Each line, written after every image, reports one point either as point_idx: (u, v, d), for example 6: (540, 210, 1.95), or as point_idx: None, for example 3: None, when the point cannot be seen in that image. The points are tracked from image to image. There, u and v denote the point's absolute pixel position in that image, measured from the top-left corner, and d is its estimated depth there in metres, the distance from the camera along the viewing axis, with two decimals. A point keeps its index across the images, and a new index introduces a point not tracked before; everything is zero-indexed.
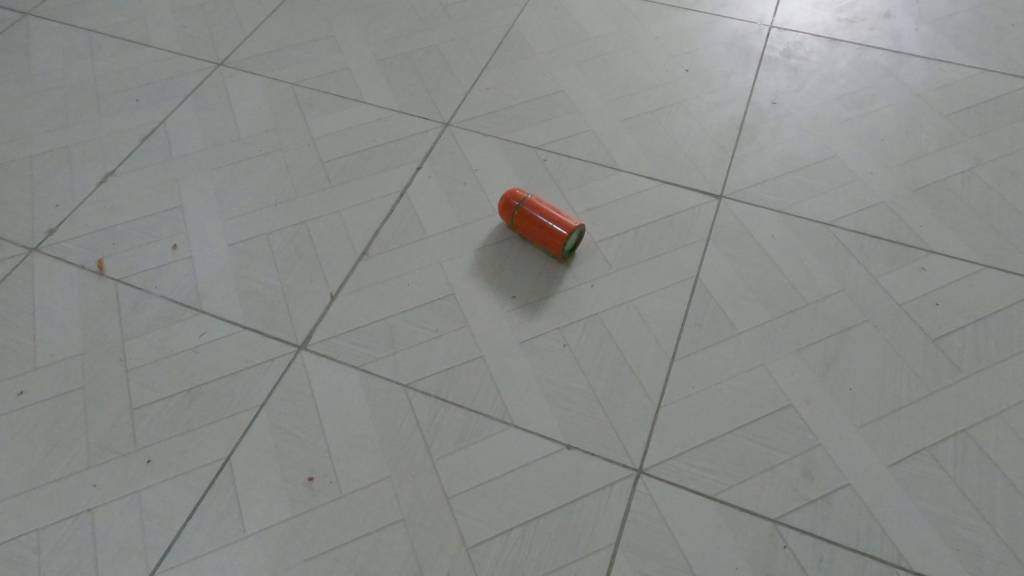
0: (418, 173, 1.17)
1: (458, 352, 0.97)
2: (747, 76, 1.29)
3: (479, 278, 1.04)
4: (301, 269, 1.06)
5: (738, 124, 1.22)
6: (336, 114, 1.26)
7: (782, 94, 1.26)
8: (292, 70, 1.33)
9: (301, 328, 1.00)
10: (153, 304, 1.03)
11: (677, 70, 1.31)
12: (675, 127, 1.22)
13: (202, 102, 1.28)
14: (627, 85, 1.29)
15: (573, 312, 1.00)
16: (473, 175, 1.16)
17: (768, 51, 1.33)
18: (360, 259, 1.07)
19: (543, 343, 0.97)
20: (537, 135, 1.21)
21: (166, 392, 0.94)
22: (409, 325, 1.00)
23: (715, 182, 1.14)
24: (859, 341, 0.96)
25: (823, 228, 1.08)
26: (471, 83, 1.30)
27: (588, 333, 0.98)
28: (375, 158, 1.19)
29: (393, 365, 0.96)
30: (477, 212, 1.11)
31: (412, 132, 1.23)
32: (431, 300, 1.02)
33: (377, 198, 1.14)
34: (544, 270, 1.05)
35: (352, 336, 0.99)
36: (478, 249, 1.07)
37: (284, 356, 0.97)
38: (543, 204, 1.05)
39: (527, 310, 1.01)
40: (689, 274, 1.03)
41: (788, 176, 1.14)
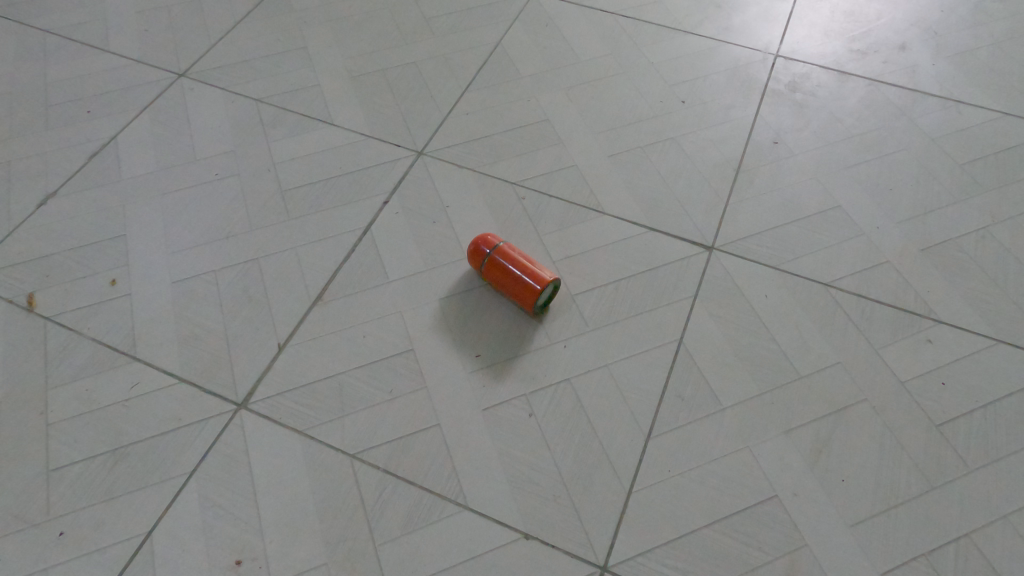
0: (385, 207, 1.08)
1: (413, 419, 0.88)
2: (748, 110, 1.19)
3: (443, 332, 0.95)
4: (249, 313, 0.97)
5: (736, 165, 1.12)
6: (302, 137, 1.16)
7: (785, 132, 1.16)
8: (258, 85, 1.24)
9: (243, 384, 0.91)
10: (83, 348, 0.94)
11: (673, 101, 1.21)
12: (666, 166, 1.12)
13: (158, 117, 1.19)
14: (618, 116, 1.19)
15: (542, 376, 0.91)
16: (444, 212, 1.07)
17: (773, 83, 1.23)
18: (314, 304, 0.98)
19: (507, 412, 0.88)
20: (517, 169, 1.12)
21: (87, 452, 0.85)
22: (362, 384, 0.91)
23: (707, 230, 1.05)
24: (854, 424, 0.87)
25: (821, 289, 0.98)
26: (449, 107, 1.21)
27: (558, 402, 0.89)
28: (340, 188, 1.10)
29: (341, 431, 0.87)
30: (445, 256, 1.02)
31: (382, 160, 1.13)
32: (388, 356, 0.93)
33: (338, 235, 1.05)
34: (514, 326, 0.95)
35: (298, 395, 0.90)
36: (444, 298, 0.98)
37: (221, 416, 0.88)
38: (517, 253, 0.96)
39: (492, 371, 0.92)
40: (672, 336, 0.94)
41: (787, 227, 1.05)
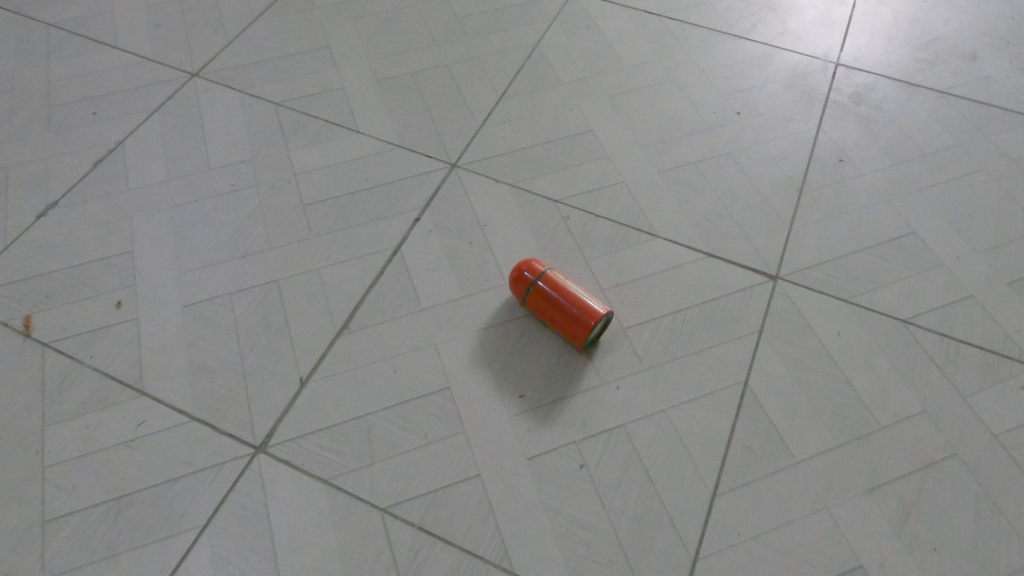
0: (417, 225, 0.98)
1: (450, 469, 0.79)
2: (809, 123, 1.10)
3: (482, 368, 0.86)
4: (267, 342, 0.88)
5: (799, 184, 1.03)
6: (325, 145, 1.07)
7: (850, 148, 1.07)
8: (278, 87, 1.15)
9: (261, 424, 0.82)
10: (84, 380, 0.85)
11: (727, 112, 1.12)
12: (722, 184, 1.03)
13: (169, 121, 1.10)
14: (668, 128, 1.10)
15: (593, 421, 0.82)
16: (480, 232, 0.98)
17: (835, 94, 1.14)
18: (340, 333, 0.89)
19: (556, 461, 0.79)
20: (559, 185, 1.03)
21: (88, 499, 0.77)
22: (393, 426, 0.82)
23: (770, 256, 0.96)
24: (944, 483, 0.78)
25: (899, 327, 0.89)
26: (485, 114, 1.12)
27: (612, 451, 0.80)
28: (367, 203, 1.01)
29: (370, 481, 0.78)
30: (482, 282, 0.93)
31: (413, 172, 1.04)
32: (422, 394, 0.84)
33: (366, 255, 0.96)
34: (561, 362, 0.86)
35: (323, 438, 0.81)
36: (483, 329, 0.89)
37: (237, 461, 0.79)
38: (566, 282, 0.86)
39: (538, 414, 0.82)
40: (737, 377, 0.85)
41: (858, 255, 0.96)
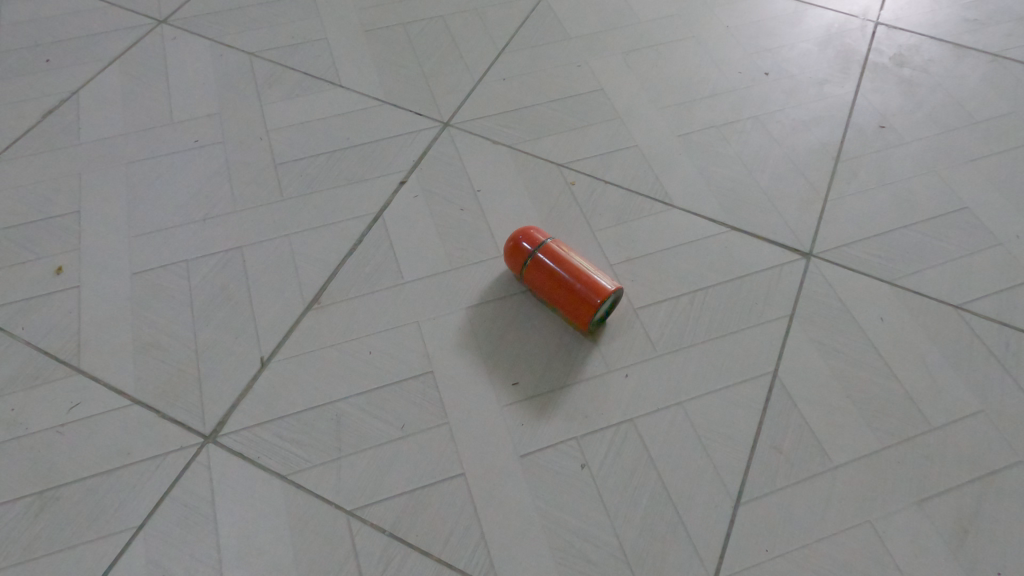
0: (402, 189, 0.87)
1: (430, 466, 0.68)
2: (845, 86, 0.98)
3: (471, 351, 0.75)
4: (226, 317, 0.77)
5: (835, 152, 0.91)
6: (303, 99, 0.96)
7: (892, 114, 0.95)
8: (254, 36, 1.03)
9: (213, 409, 0.71)
10: (14, 355, 0.74)
11: (754, 72, 1.00)
12: (748, 151, 0.91)
13: (130, 69, 0.98)
14: (688, 88, 0.98)
15: (597, 414, 0.71)
16: (474, 198, 0.86)
17: (875, 55, 1.02)
18: (309, 308, 0.78)
19: (554, 460, 0.68)
20: (564, 148, 0.91)
21: (6, 493, 0.66)
22: (365, 415, 0.71)
23: (802, 232, 0.84)
24: (1008, 495, 0.66)
25: (952, 313, 0.77)
26: (483, 69, 1.00)
27: (618, 450, 0.69)
28: (348, 164, 0.90)
29: (335, 479, 0.67)
30: (474, 254, 0.82)
31: (400, 131, 0.93)
32: (400, 379, 0.73)
33: (343, 221, 0.84)
34: (561, 345, 0.75)
35: (284, 427, 0.70)
36: (473, 306, 0.78)
37: (183, 451, 0.68)
38: (569, 253, 0.75)
39: (534, 404, 0.71)
40: (764, 367, 0.73)
41: (903, 231, 0.84)
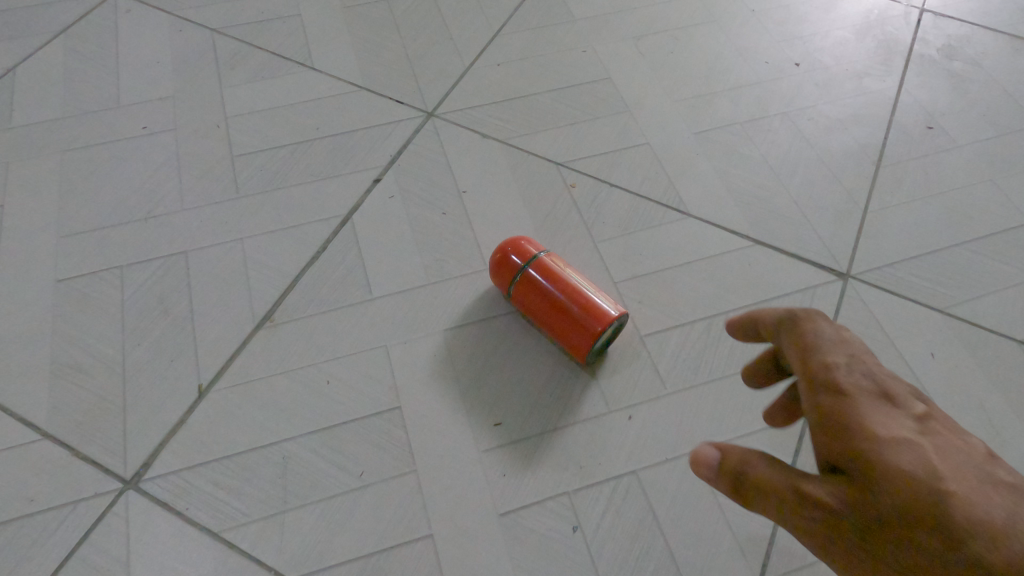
0: (376, 187, 0.76)
1: (391, 524, 0.56)
2: (887, 80, 0.86)
3: (448, 382, 0.63)
4: (162, 335, 0.66)
5: (875, 155, 0.79)
6: (269, 82, 0.84)
7: (941, 113, 0.83)
8: (219, 11, 0.92)
9: (137, 448, 0.60)
10: None
11: (783, 62, 0.88)
12: (775, 152, 0.80)
13: (76, 45, 0.87)
14: (707, 79, 0.86)
15: (593, 465, 0.59)
16: (458, 200, 0.75)
17: (920, 46, 0.90)
18: (260, 326, 0.66)
19: (540, 520, 0.57)
20: (564, 145, 0.80)
21: None
22: (317, 459, 0.59)
23: (837, 248, 0.72)
24: None
25: (1015, 349, 0.66)
26: (475, 52, 0.88)
27: (617, 509, 0.57)
28: (316, 157, 0.78)
29: (277, 538, 0.56)
30: (455, 266, 0.70)
31: (377, 121, 0.81)
32: (362, 416, 0.61)
33: (306, 223, 0.73)
34: (553, 378, 0.64)
35: (220, 471, 0.59)
36: (453, 329, 0.66)
37: (97, 499, 0.57)
38: (565, 270, 0.64)
39: (519, 450, 0.60)
40: None
41: (955, 250, 0.72)
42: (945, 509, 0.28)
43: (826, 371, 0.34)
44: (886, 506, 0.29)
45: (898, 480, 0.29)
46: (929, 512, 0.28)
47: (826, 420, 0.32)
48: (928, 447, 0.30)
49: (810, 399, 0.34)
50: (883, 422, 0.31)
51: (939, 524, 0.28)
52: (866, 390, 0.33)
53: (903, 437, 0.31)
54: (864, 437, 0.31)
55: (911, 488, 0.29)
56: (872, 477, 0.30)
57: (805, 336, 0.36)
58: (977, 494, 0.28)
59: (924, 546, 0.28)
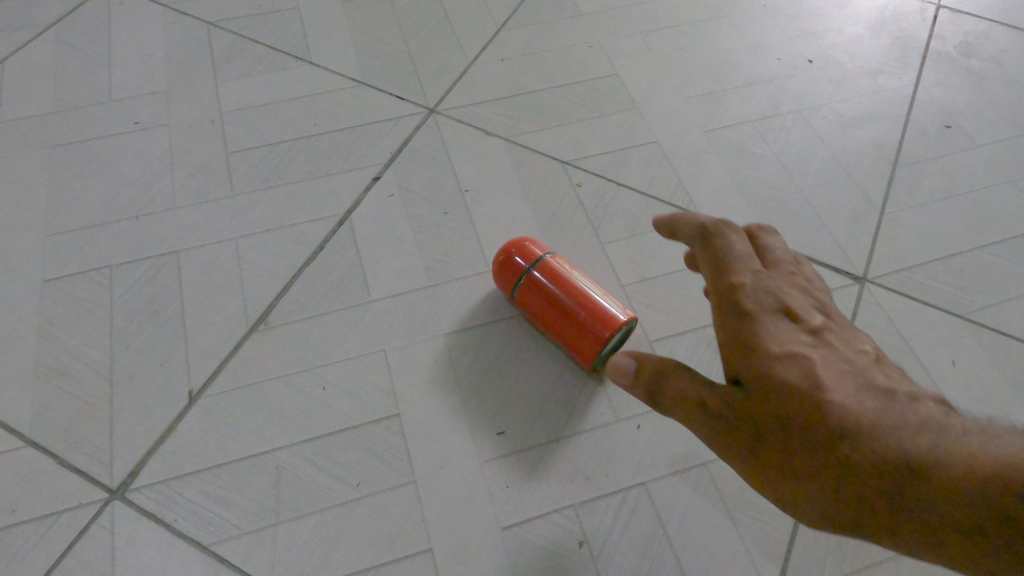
0: (376, 185, 0.73)
1: (389, 538, 0.54)
2: (903, 78, 0.83)
3: (449, 389, 0.61)
4: (153, 337, 0.63)
5: (891, 155, 0.77)
6: (267, 76, 0.82)
7: (960, 112, 0.80)
8: (216, 4, 0.89)
9: (125, 456, 0.57)
10: None
11: (796, 59, 0.85)
12: (789, 151, 0.77)
13: (68, 37, 0.85)
14: (717, 76, 0.84)
15: (600, 476, 0.57)
16: (461, 199, 0.72)
17: (937, 43, 0.87)
18: (254, 328, 0.64)
19: (545, 534, 0.54)
20: (570, 143, 0.77)
21: None
22: (312, 469, 0.57)
23: (853, 250, 0.70)
24: None
25: None
26: (479, 47, 0.86)
27: (625, 523, 0.55)
28: (314, 154, 0.76)
29: (269, 551, 0.53)
30: (457, 267, 0.68)
31: (377, 117, 0.79)
32: (359, 423, 0.59)
33: (304, 222, 0.70)
34: (559, 385, 0.61)
35: (211, 480, 0.56)
36: (455, 333, 0.64)
37: (82, 509, 0.55)
38: (572, 272, 0.61)
39: (523, 460, 0.57)
40: None
41: (976, 253, 0.70)
42: (825, 407, 0.35)
43: (733, 293, 0.41)
44: (769, 401, 0.37)
45: (788, 378, 0.37)
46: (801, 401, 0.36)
47: (733, 338, 0.39)
48: (812, 359, 0.37)
49: (719, 316, 0.41)
50: (772, 334, 0.39)
51: (811, 417, 0.35)
52: (769, 314, 0.39)
53: (794, 348, 0.38)
54: (758, 347, 0.38)
55: (792, 388, 0.36)
56: (762, 380, 0.37)
57: (717, 264, 0.43)
58: (845, 391, 0.36)
59: (796, 432, 0.36)
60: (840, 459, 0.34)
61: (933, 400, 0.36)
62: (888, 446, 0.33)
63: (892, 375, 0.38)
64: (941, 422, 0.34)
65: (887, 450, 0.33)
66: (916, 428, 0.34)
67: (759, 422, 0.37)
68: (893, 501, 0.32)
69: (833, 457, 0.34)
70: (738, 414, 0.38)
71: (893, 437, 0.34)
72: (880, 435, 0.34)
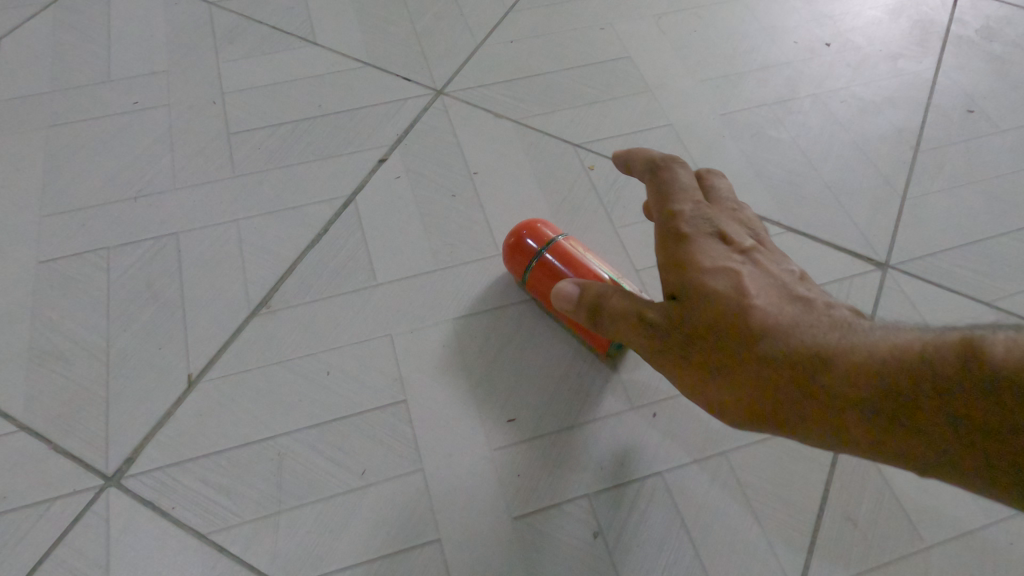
0: (382, 166, 0.71)
1: (396, 527, 0.52)
2: (923, 62, 0.81)
3: (458, 374, 0.59)
4: (151, 320, 0.61)
5: (912, 139, 0.75)
6: (270, 57, 0.80)
7: (982, 96, 0.78)
8: None
9: (121, 441, 0.55)
10: None
11: (813, 42, 0.83)
12: (806, 135, 0.75)
13: (66, 17, 0.83)
14: (732, 59, 0.81)
15: (615, 464, 0.55)
16: (469, 181, 0.70)
17: (958, 27, 0.85)
18: (256, 312, 0.62)
19: (558, 524, 0.52)
20: (582, 125, 0.75)
21: None
22: (315, 455, 0.55)
23: (875, 235, 0.68)
24: None
25: None
26: (488, 29, 0.84)
27: (641, 513, 0.53)
28: (318, 135, 0.73)
29: (271, 541, 0.51)
30: (466, 250, 0.66)
31: (383, 98, 0.76)
32: (364, 409, 0.57)
33: (308, 204, 0.68)
34: (571, 370, 0.59)
35: (210, 467, 0.54)
36: (463, 317, 0.62)
37: (75, 496, 0.52)
38: (586, 255, 0.59)
39: (534, 448, 0.55)
40: None
41: (1001, 239, 0.67)
42: (747, 314, 0.39)
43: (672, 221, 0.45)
44: (704, 314, 0.40)
45: (714, 289, 0.41)
46: (725, 309, 0.40)
47: (670, 260, 0.43)
48: (739, 274, 0.41)
49: (660, 243, 0.45)
50: (705, 254, 0.42)
51: (742, 328, 0.39)
52: (703, 238, 0.43)
53: (724, 264, 0.42)
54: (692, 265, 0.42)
55: (718, 298, 0.40)
56: (700, 301, 0.41)
57: (661, 198, 0.47)
58: (766, 300, 0.40)
59: (728, 338, 0.39)
60: (758, 357, 0.38)
61: (849, 307, 0.40)
62: (798, 343, 0.37)
63: (814, 289, 0.42)
64: (848, 322, 0.38)
65: (796, 346, 0.37)
66: (826, 327, 0.38)
67: (693, 332, 0.41)
68: (803, 390, 0.36)
69: (752, 357, 0.38)
70: (680, 331, 0.41)
71: (812, 338, 0.37)
72: (793, 336, 0.38)
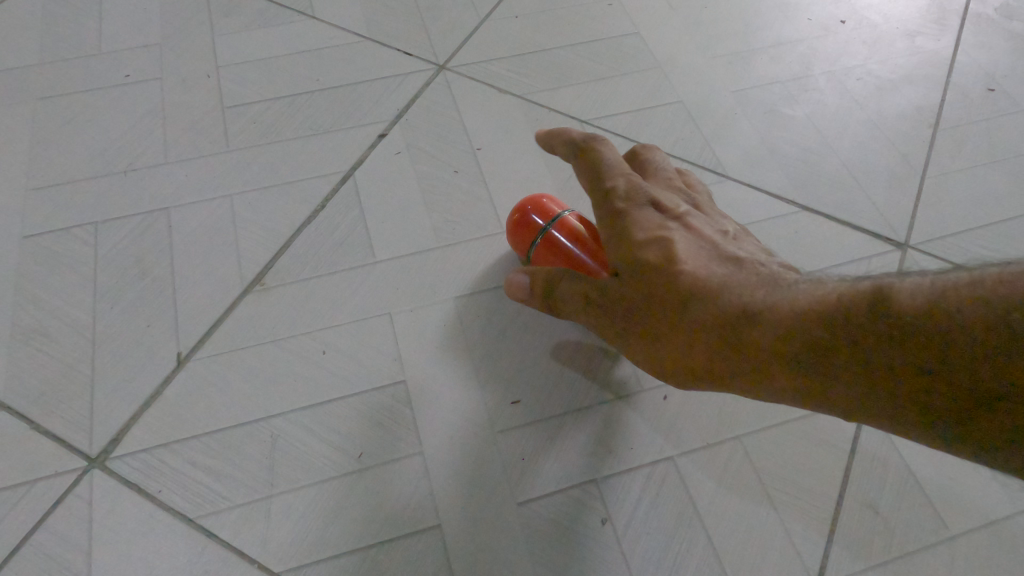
0: (382, 142, 0.68)
1: (394, 512, 0.49)
2: (942, 40, 0.79)
3: (460, 355, 0.56)
4: (139, 297, 0.59)
5: (931, 118, 0.72)
6: (267, 31, 0.77)
7: (1003, 75, 0.75)
8: None
9: (106, 421, 0.52)
10: None
11: (828, 19, 0.80)
12: (822, 113, 0.72)
13: None
14: (744, 36, 0.79)
15: (624, 449, 0.52)
16: (473, 158, 0.67)
17: (977, 6, 0.82)
18: (249, 289, 0.59)
19: (564, 511, 0.50)
20: (589, 102, 0.72)
21: None
22: (310, 438, 0.52)
23: (893, 215, 0.65)
24: None
25: None
26: (492, 4, 0.81)
27: (652, 500, 0.50)
28: (316, 110, 0.71)
29: (262, 526, 0.49)
30: (469, 228, 0.63)
31: (384, 74, 0.74)
32: (362, 391, 0.54)
33: (304, 180, 0.66)
34: (579, 352, 0.56)
35: (200, 449, 0.52)
36: (466, 297, 0.59)
37: (57, 478, 0.50)
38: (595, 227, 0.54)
39: (540, 432, 0.53)
40: None
41: None
42: (680, 279, 0.41)
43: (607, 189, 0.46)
44: (642, 282, 0.42)
45: (650, 257, 0.42)
46: (660, 275, 0.42)
47: (609, 231, 0.45)
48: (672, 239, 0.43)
49: (598, 212, 0.46)
50: (640, 221, 0.44)
51: (677, 294, 0.41)
52: (638, 206, 0.45)
53: (658, 231, 0.44)
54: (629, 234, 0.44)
55: (654, 266, 0.42)
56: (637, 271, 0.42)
57: (594, 164, 0.48)
58: (698, 263, 0.42)
59: (663, 302, 0.41)
60: (694, 321, 0.40)
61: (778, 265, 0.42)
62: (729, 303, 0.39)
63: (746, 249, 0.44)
64: (776, 279, 0.40)
65: (728, 307, 0.39)
66: (754, 286, 0.40)
67: (635, 299, 0.43)
68: (737, 349, 0.38)
69: (689, 320, 0.40)
70: (622, 300, 0.43)
71: (740, 296, 0.39)
72: (724, 296, 0.40)
